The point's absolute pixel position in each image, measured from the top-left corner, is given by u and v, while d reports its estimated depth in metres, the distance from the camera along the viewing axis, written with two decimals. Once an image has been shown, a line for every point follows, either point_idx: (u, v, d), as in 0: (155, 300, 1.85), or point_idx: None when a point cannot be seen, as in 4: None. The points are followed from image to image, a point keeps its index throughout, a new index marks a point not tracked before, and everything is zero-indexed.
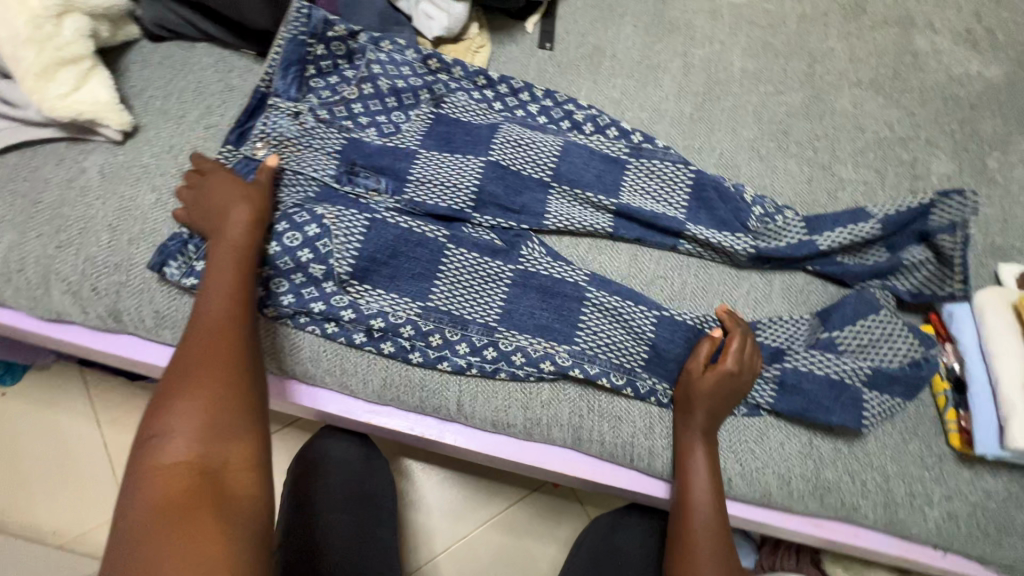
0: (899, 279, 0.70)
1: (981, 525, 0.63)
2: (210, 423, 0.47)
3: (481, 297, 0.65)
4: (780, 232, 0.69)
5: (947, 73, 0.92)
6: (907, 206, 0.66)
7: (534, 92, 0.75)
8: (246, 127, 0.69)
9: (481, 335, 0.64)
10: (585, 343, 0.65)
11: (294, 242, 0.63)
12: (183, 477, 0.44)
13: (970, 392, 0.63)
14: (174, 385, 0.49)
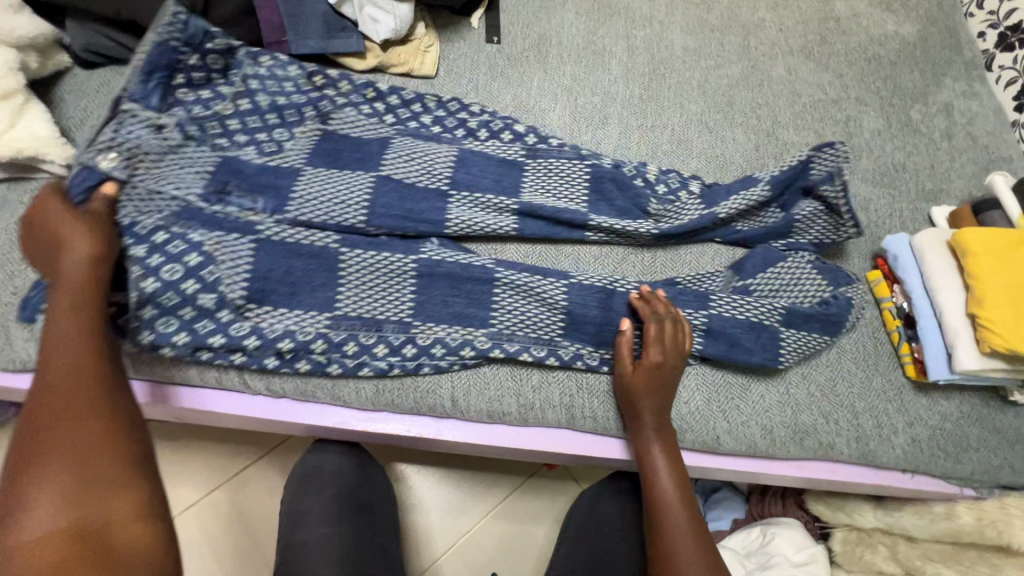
0: (798, 235, 0.74)
1: (941, 445, 0.69)
2: (83, 483, 0.43)
3: (449, 301, 0.65)
4: (679, 211, 0.73)
5: (867, 35, 0.98)
6: (783, 169, 0.69)
7: (427, 102, 0.74)
8: (93, 139, 0.60)
9: (457, 339, 0.64)
10: (502, 323, 0.65)
11: (174, 276, 0.57)
12: (58, 551, 0.39)
13: (920, 326, 0.68)
14: (31, 448, 0.43)
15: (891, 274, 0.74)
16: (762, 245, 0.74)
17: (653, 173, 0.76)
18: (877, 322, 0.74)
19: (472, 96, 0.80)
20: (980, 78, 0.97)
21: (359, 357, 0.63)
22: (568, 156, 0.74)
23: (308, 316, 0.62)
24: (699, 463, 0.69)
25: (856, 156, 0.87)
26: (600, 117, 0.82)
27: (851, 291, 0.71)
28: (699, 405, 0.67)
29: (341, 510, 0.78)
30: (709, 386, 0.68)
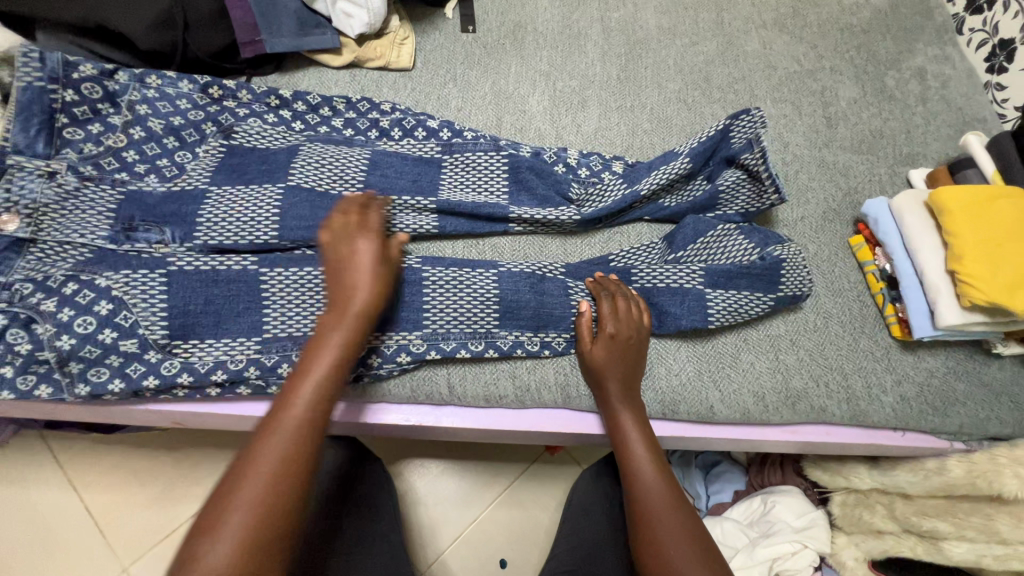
0: (725, 206, 0.73)
1: (929, 401, 0.71)
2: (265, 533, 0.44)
3: (447, 307, 0.64)
4: (601, 192, 0.72)
5: (838, 6, 1.00)
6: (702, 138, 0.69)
7: (335, 104, 0.74)
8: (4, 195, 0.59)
9: (450, 340, 0.64)
10: (435, 324, 0.64)
11: (89, 328, 0.56)
12: None
13: (902, 286, 0.70)
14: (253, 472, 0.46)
15: (872, 237, 0.76)
16: (692, 215, 0.72)
17: (620, 164, 0.76)
18: (862, 286, 0.75)
19: (451, 86, 0.80)
20: (952, 41, 0.98)
21: (357, 372, 0.63)
22: (553, 153, 0.75)
23: (272, 329, 0.61)
24: (695, 433, 0.70)
25: (833, 125, 0.88)
26: (579, 101, 0.83)
27: (783, 249, 0.67)
28: (689, 377, 0.68)
29: (346, 505, 0.78)
30: (697, 357, 0.69)
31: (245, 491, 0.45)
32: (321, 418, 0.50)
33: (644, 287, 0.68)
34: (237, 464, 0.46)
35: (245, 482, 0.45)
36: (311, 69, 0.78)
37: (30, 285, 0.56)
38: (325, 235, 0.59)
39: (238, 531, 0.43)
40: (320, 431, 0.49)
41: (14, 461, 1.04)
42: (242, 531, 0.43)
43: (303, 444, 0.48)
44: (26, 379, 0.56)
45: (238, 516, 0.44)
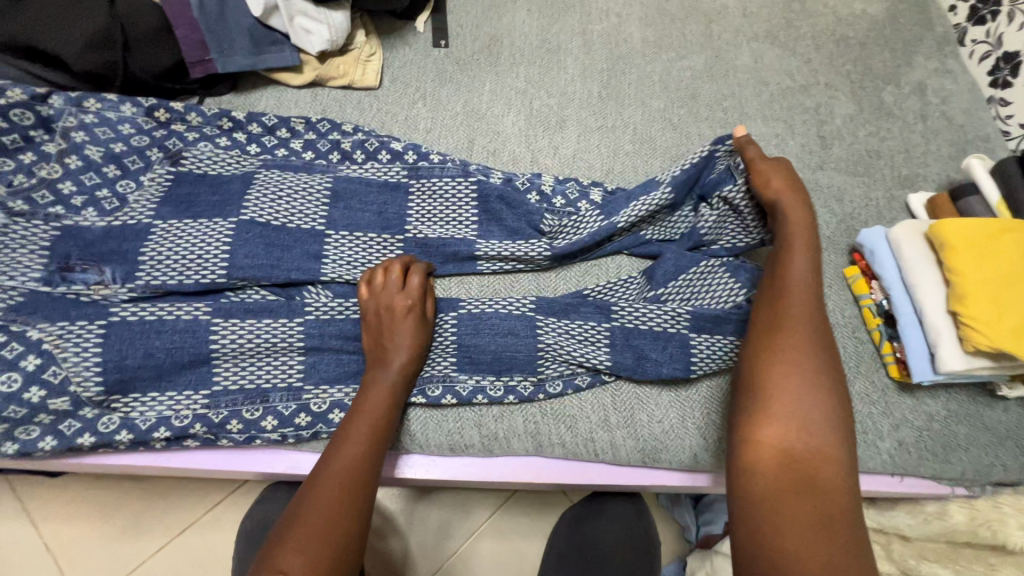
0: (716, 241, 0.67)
1: (929, 447, 0.66)
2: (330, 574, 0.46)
3: None
4: (577, 224, 0.66)
5: (835, 16, 0.95)
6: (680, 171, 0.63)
7: (293, 125, 0.68)
8: None
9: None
10: None
11: (14, 386, 0.51)
12: None
13: (901, 325, 0.65)
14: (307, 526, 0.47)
15: (869, 269, 0.71)
16: (671, 249, 0.67)
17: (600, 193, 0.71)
18: (857, 321, 0.70)
19: (419, 106, 0.75)
20: (953, 54, 0.93)
21: (315, 426, 0.57)
22: (526, 179, 0.69)
23: (221, 381, 0.56)
24: (680, 482, 0.65)
25: (828, 144, 0.83)
26: (558, 120, 0.78)
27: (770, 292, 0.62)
28: (672, 425, 0.63)
29: None
30: (682, 402, 0.64)
31: (312, 528, 0.47)
32: (372, 455, 0.53)
33: (625, 328, 0.63)
34: (305, 500, 0.49)
35: (306, 519, 0.48)
36: (269, 89, 0.73)
37: None
38: (361, 287, 0.60)
39: (310, 561, 0.46)
40: (372, 471, 0.52)
41: None
42: (312, 560, 0.46)
43: (357, 481, 0.51)
44: None
45: (312, 544, 0.46)
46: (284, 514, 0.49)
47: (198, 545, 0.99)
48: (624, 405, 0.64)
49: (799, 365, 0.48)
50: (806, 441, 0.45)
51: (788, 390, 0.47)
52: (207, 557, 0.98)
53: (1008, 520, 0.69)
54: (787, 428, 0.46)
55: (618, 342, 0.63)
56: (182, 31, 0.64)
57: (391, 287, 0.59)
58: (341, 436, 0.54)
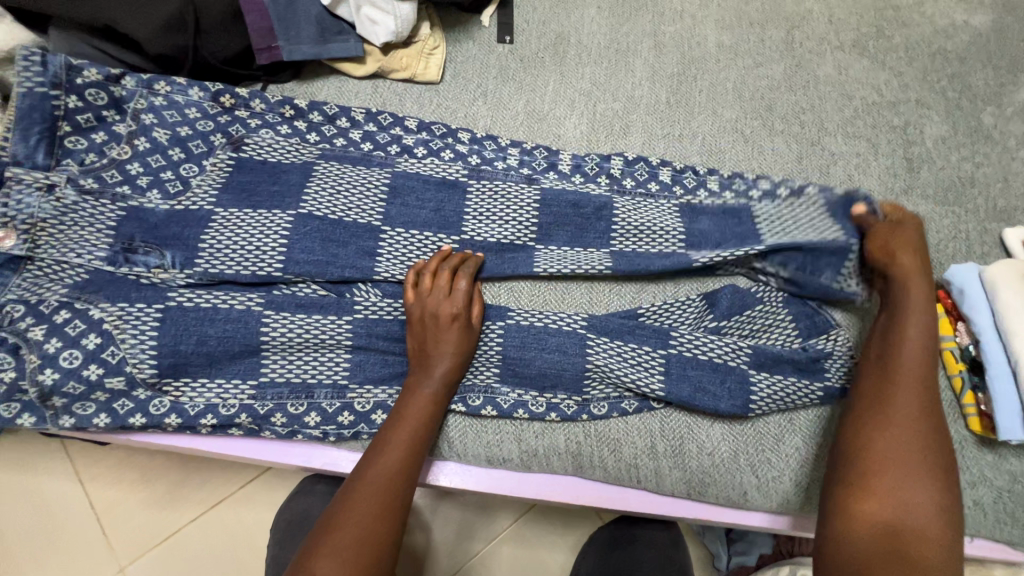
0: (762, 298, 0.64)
1: (1008, 510, 0.60)
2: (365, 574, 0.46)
3: None
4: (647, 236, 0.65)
5: (932, 26, 0.87)
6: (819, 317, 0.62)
7: (354, 116, 0.67)
8: None
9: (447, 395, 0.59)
10: None
11: (75, 363, 0.52)
12: None
13: (988, 374, 0.59)
14: (343, 530, 0.47)
15: (955, 309, 0.64)
16: (729, 285, 0.64)
17: (690, 175, 0.70)
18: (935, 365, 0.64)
19: (480, 103, 0.73)
20: None
21: (357, 426, 0.57)
22: (595, 164, 0.69)
23: (269, 373, 0.56)
24: (723, 519, 0.62)
25: (915, 168, 0.76)
26: (622, 126, 0.74)
27: (829, 340, 0.62)
28: (723, 459, 0.60)
29: None
30: (735, 436, 0.61)
31: (346, 536, 0.47)
32: (412, 464, 0.52)
33: (682, 356, 0.60)
34: (343, 506, 0.49)
35: (341, 526, 0.47)
36: (331, 78, 0.72)
37: (22, 308, 0.52)
38: (406, 288, 0.58)
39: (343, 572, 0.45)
40: (409, 481, 0.51)
41: (22, 448, 1.04)
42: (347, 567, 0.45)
43: (396, 492, 0.50)
44: (10, 407, 0.52)
45: (348, 551, 0.46)
46: (321, 517, 0.49)
47: (231, 520, 1.03)
48: (673, 433, 0.60)
49: (903, 451, 0.49)
50: (912, 524, 0.47)
51: (894, 476, 0.49)
52: (238, 531, 1.02)
53: None
54: (885, 510, 0.48)
55: (673, 371, 0.60)
56: (251, 17, 0.64)
57: (437, 294, 0.57)
58: (382, 441, 0.52)
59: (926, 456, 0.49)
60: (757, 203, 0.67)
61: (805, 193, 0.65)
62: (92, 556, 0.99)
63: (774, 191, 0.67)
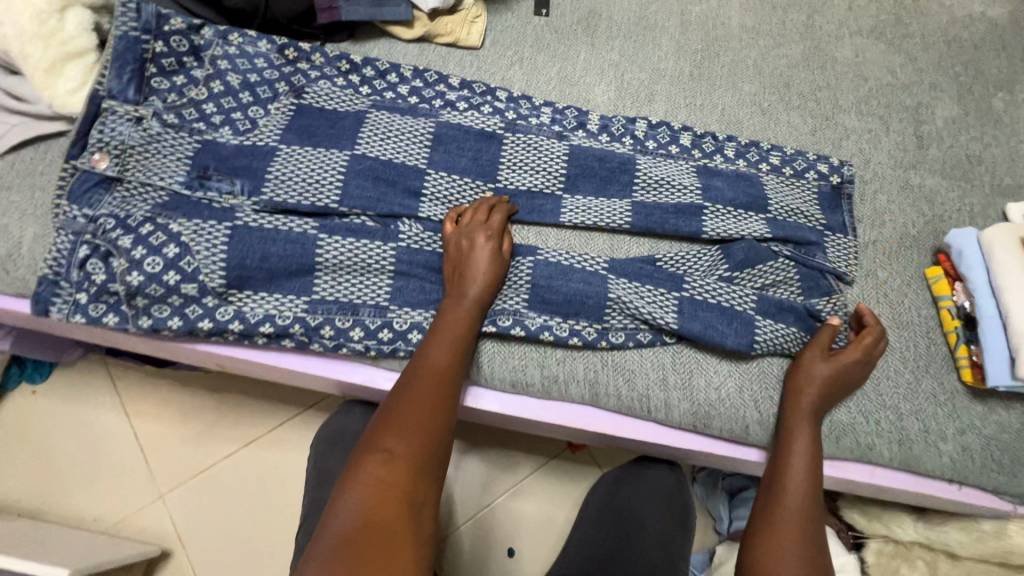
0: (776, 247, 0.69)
1: (994, 458, 0.65)
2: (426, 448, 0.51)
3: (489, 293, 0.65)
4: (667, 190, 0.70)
5: (948, 17, 0.90)
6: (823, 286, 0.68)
7: (402, 73, 0.74)
8: (81, 136, 0.62)
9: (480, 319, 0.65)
10: None
11: (157, 268, 0.59)
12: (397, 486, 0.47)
13: (981, 327, 0.63)
14: (406, 407, 0.53)
15: (953, 270, 0.69)
16: (748, 240, 0.68)
17: (709, 141, 0.75)
18: (932, 322, 0.69)
19: (516, 68, 0.79)
20: None
21: (395, 343, 0.63)
22: (621, 125, 0.75)
23: (321, 291, 0.63)
24: (725, 452, 0.67)
25: (925, 145, 0.80)
26: (647, 94, 0.79)
27: (827, 303, 0.68)
28: (728, 394, 0.65)
29: None
30: (739, 374, 0.66)
31: (412, 409, 0.53)
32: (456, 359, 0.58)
33: (693, 299, 0.66)
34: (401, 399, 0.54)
35: (404, 404, 0.53)
36: (382, 41, 0.79)
37: (113, 221, 0.60)
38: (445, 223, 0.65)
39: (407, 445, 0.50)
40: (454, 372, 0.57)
41: (73, 382, 1.12)
42: (411, 440, 0.50)
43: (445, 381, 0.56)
44: (97, 307, 0.60)
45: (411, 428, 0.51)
46: (379, 413, 0.54)
47: (262, 457, 1.11)
48: (684, 367, 0.66)
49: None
50: None
51: None
52: (270, 470, 1.10)
53: None
54: None
55: (686, 310, 0.65)
56: None
57: (474, 225, 0.64)
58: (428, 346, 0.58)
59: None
60: (765, 175, 0.74)
61: (806, 178, 0.75)
62: (136, 484, 1.07)
63: (780, 168, 0.75)
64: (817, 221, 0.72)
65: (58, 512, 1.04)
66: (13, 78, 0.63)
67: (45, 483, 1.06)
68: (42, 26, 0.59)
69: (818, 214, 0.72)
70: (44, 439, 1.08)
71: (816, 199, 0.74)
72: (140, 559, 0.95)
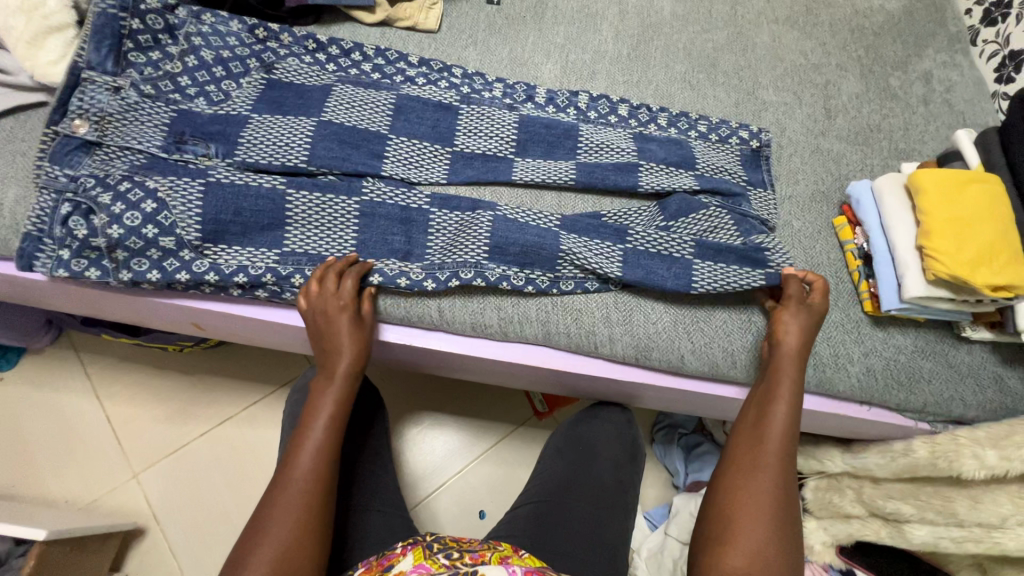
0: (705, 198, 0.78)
1: (893, 376, 0.74)
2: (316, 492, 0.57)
3: (449, 245, 0.71)
4: (608, 152, 0.79)
5: (853, 7, 1.01)
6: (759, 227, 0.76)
7: (365, 51, 0.81)
8: (62, 105, 0.67)
9: (445, 270, 0.70)
10: (436, 257, 0.71)
11: (136, 222, 0.63)
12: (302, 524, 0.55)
13: (876, 262, 0.73)
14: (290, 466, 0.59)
15: (854, 218, 0.79)
16: (680, 194, 0.77)
17: (644, 111, 0.85)
18: (840, 263, 0.79)
19: (471, 50, 0.87)
20: (963, 51, 0.99)
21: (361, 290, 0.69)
22: (566, 98, 0.84)
23: (291, 243, 0.68)
24: (663, 383, 0.76)
25: (833, 116, 0.91)
26: (589, 73, 0.89)
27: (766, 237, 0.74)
28: (665, 327, 0.73)
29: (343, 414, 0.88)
30: (675, 310, 0.74)
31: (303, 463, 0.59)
32: (329, 453, 0.61)
33: (635, 249, 0.73)
34: (273, 492, 0.57)
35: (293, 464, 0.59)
36: (346, 24, 0.85)
37: (93, 180, 0.64)
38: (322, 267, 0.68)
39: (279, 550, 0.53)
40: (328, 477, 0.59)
41: (43, 365, 1.13)
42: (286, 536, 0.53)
43: (319, 483, 0.58)
44: (79, 262, 0.64)
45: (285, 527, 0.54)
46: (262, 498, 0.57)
47: (237, 435, 1.12)
48: (625, 306, 0.73)
49: (756, 506, 0.57)
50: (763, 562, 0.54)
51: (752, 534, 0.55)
52: (243, 446, 1.11)
53: (965, 451, 0.75)
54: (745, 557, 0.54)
55: (630, 260, 0.72)
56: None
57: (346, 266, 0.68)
58: (301, 436, 0.61)
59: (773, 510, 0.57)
60: (694, 140, 0.84)
61: (729, 142, 0.85)
62: (109, 464, 1.08)
63: (707, 135, 0.85)
64: (739, 178, 0.82)
65: (28, 494, 1.04)
66: None
67: (15, 465, 1.06)
68: (27, 1, 0.64)
69: (740, 171, 0.82)
70: (13, 423, 1.09)
71: (739, 159, 0.84)
72: (115, 529, 0.97)
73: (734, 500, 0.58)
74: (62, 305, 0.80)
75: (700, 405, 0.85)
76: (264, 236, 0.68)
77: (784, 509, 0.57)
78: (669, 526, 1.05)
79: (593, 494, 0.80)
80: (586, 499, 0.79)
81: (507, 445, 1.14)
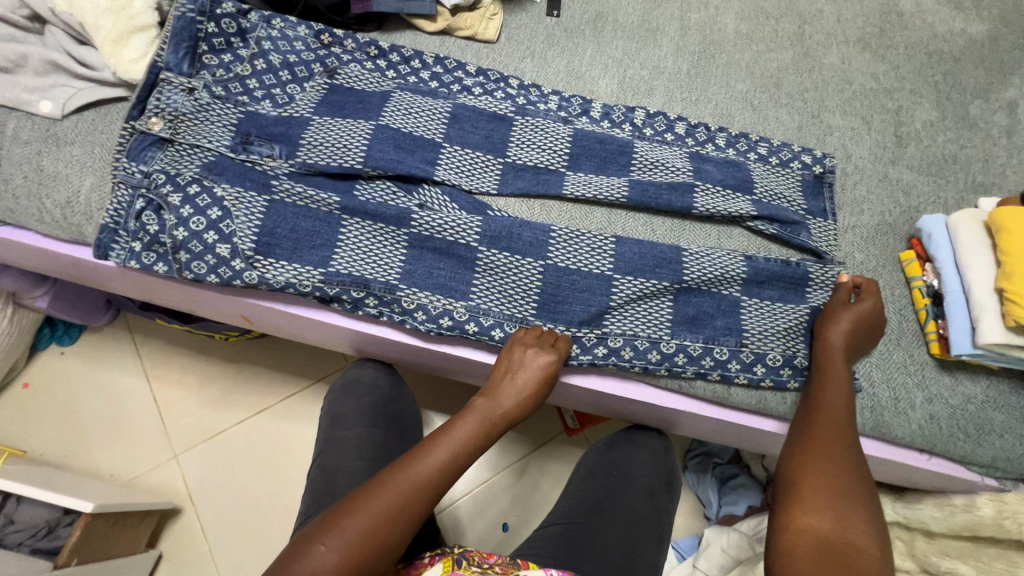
0: (765, 224, 0.76)
1: (961, 426, 0.69)
2: (405, 505, 0.56)
3: (495, 286, 0.72)
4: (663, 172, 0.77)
5: (932, 30, 0.96)
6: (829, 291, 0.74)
7: (425, 59, 0.82)
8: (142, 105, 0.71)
9: (489, 316, 0.71)
10: (480, 298, 0.71)
11: (200, 227, 0.66)
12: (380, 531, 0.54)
13: (947, 301, 0.69)
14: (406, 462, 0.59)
15: (924, 253, 0.75)
16: (739, 228, 0.78)
17: (702, 130, 0.83)
18: (907, 300, 0.75)
19: (528, 61, 0.87)
20: None
21: (403, 317, 0.70)
22: (621, 114, 0.83)
23: (338, 266, 0.69)
24: (707, 411, 0.74)
25: (903, 144, 0.86)
26: (646, 88, 0.87)
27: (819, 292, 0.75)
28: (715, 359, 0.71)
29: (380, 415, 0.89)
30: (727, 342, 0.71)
31: (421, 470, 0.59)
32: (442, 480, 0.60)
33: (689, 288, 0.73)
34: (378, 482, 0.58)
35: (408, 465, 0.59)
36: (408, 32, 0.87)
37: (164, 177, 0.67)
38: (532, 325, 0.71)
39: (347, 549, 0.52)
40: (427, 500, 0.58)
41: (99, 341, 1.19)
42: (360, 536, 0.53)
43: (415, 499, 0.57)
44: (149, 255, 0.67)
45: (362, 527, 0.54)
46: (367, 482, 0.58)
47: (272, 426, 1.14)
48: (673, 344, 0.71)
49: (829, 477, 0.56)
50: (839, 532, 0.52)
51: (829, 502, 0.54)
52: (277, 436, 1.14)
53: None
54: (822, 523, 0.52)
55: (680, 298, 0.73)
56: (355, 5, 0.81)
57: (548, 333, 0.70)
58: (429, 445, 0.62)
59: (846, 481, 0.56)
60: (752, 162, 0.81)
61: (789, 166, 0.82)
62: (151, 442, 1.12)
63: (766, 157, 0.82)
64: (797, 207, 0.79)
65: (77, 464, 1.10)
66: (82, 46, 0.73)
67: (65, 436, 1.12)
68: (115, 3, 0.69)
69: (799, 199, 0.79)
70: (66, 396, 1.15)
71: (798, 184, 0.80)
72: (155, 507, 1.00)
73: (797, 469, 0.58)
74: (124, 290, 0.84)
75: (746, 440, 0.81)
76: (319, 258, 0.69)
77: (856, 485, 0.55)
78: (698, 560, 1.00)
79: (625, 521, 0.77)
80: (616, 525, 0.76)
81: (535, 461, 1.12)
